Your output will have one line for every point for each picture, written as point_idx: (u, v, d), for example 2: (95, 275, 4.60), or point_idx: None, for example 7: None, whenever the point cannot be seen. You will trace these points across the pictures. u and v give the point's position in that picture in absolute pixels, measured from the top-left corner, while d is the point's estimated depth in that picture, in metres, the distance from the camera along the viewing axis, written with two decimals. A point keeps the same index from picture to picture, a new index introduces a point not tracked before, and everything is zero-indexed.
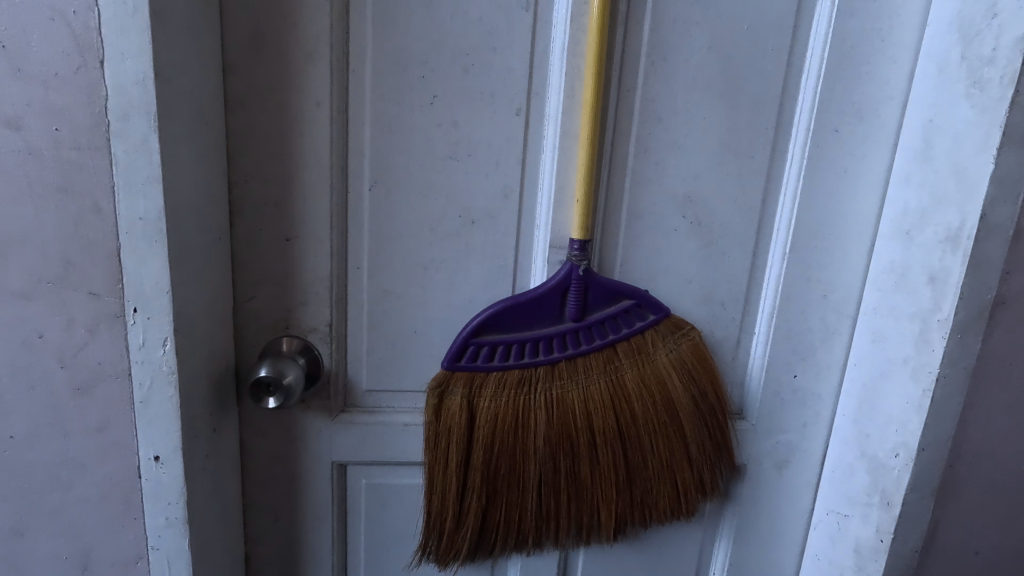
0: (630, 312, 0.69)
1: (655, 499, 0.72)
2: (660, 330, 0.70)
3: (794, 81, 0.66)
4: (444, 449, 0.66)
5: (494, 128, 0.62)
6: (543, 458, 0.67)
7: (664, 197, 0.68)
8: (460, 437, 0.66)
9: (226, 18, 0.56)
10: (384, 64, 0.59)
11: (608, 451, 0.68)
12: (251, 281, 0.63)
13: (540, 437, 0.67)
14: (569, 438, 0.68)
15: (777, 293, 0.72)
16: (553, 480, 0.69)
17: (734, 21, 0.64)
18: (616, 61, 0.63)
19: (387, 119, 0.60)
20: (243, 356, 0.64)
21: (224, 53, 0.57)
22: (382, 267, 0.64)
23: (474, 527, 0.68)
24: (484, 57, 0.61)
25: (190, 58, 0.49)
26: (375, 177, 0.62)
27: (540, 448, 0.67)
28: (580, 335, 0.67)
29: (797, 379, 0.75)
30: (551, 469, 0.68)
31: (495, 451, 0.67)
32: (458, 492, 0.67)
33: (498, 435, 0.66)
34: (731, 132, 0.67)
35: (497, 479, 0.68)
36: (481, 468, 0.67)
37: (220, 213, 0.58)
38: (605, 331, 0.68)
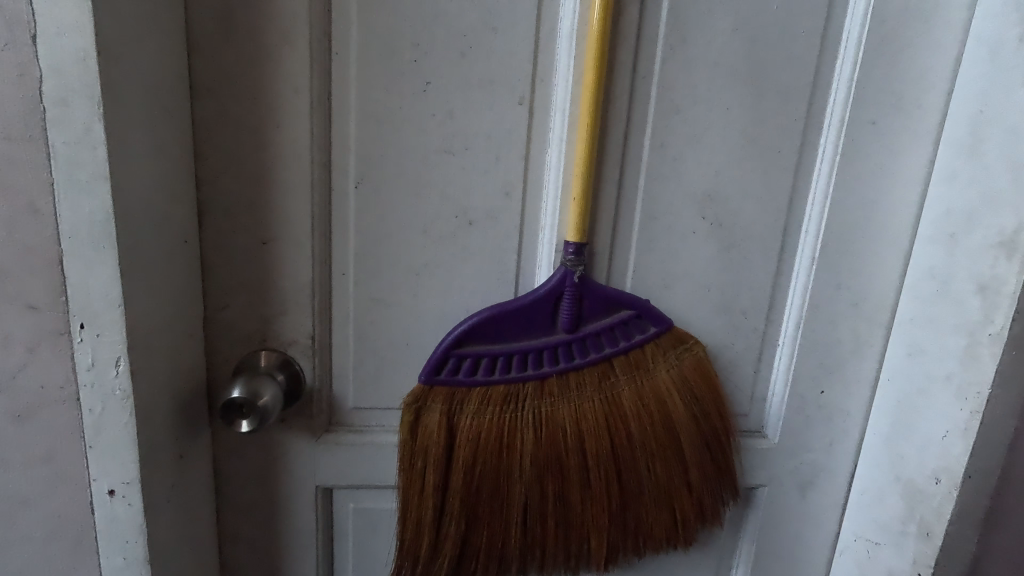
0: (628, 324, 0.63)
1: (651, 526, 0.66)
2: (660, 344, 0.64)
3: (827, 67, 0.60)
4: (420, 470, 0.60)
5: (494, 119, 0.56)
6: (528, 481, 0.61)
7: (682, 196, 0.62)
8: (438, 457, 0.60)
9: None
10: (370, 46, 0.52)
11: (599, 474, 0.62)
12: (224, 288, 0.56)
13: (526, 458, 0.61)
14: (558, 460, 0.62)
15: (805, 300, 0.66)
16: (539, 506, 0.62)
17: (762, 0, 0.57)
18: (630, 43, 0.56)
19: (374, 107, 0.54)
20: (215, 371, 0.58)
21: (190, 31, 0.50)
22: (370, 273, 0.58)
23: (451, 556, 0.62)
24: (484, 39, 0.54)
25: (145, 34, 0.42)
26: (361, 173, 0.55)
27: (525, 470, 0.61)
28: (573, 348, 0.61)
29: (824, 395, 0.69)
30: (537, 494, 0.62)
31: (476, 473, 0.61)
32: (434, 518, 0.61)
33: (480, 455, 0.60)
34: (756, 124, 0.60)
35: (477, 503, 0.62)
36: (460, 490, 0.61)
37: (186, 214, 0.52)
38: (600, 344, 0.62)
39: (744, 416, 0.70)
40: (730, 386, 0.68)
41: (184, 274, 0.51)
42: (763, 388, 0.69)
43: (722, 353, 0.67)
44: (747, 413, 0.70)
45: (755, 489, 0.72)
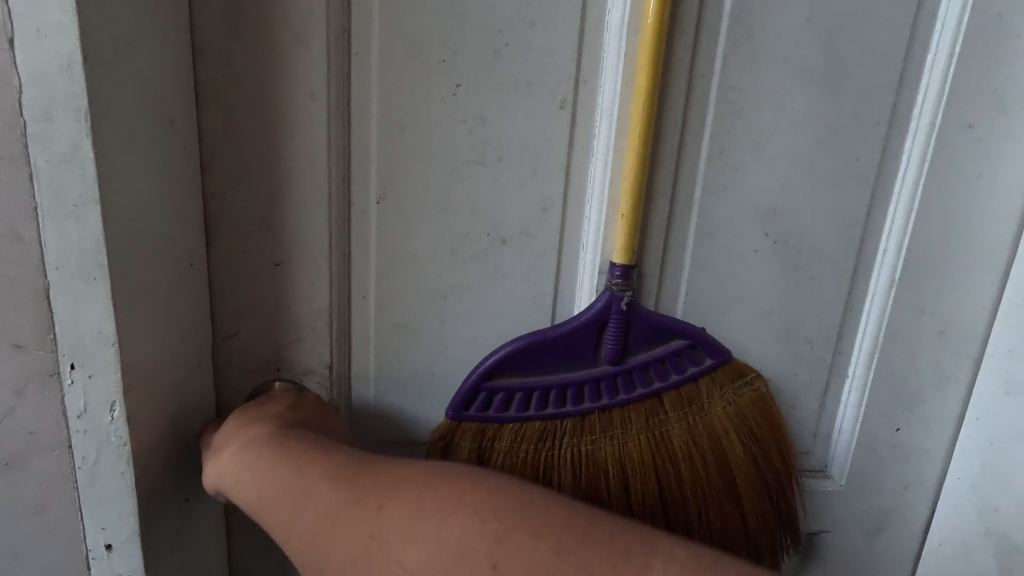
0: (680, 355, 0.56)
1: None
2: (716, 378, 0.57)
3: (916, 62, 0.52)
4: None
5: (532, 126, 0.50)
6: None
7: (741, 210, 0.55)
8: None
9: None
10: (394, 45, 0.47)
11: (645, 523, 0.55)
12: (235, 313, 0.51)
13: None
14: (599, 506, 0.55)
15: (881, 328, 0.58)
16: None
17: None
18: (688, 38, 0.49)
19: (399, 114, 0.48)
20: (226, 401, 0.53)
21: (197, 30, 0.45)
22: (394, 297, 0.53)
23: None
24: (521, 35, 0.48)
25: (141, 33, 0.37)
26: (384, 188, 0.50)
27: None
28: (617, 382, 0.55)
29: (899, 433, 0.61)
30: None
31: None
32: None
33: None
34: (829, 129, 0.53)
35: None
36: None
37: (193, 234, 0.47)
38: (648, 378, 0.55)
39: (807, 455, 0.62)
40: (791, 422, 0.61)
41: (189, 300, 0.46)
42: (829, 425, 0.61)
43: (783, 385, 0.60)
44: (810, 451, 0.62)
45: (817, 535, 0.64)
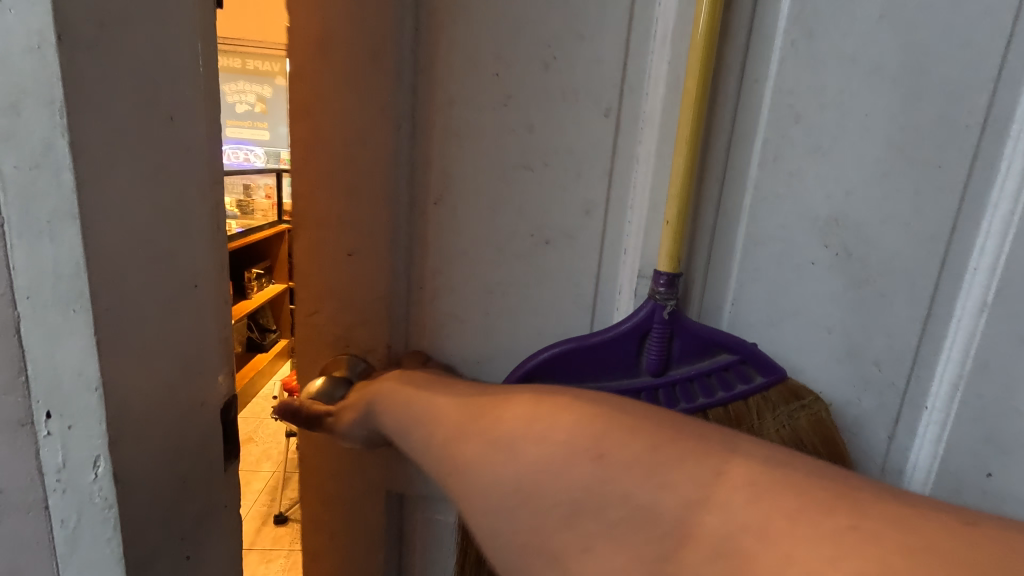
0: (729, 371, 0.54)
1: None
2: (768, 398, 0.54)
3: (1008, 62, 0.49)
4: None
5: (578, 133, 0.51)
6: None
7: (800, 220, 0.53)
8: None
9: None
10: (459, 58, 0.50)
11: None
12: (313, 296, 0.55)
13: None
14: None
15: (966, 350, 0.55)
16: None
17: None
18: (738, 42, 0.49)
19: (455, 124, 0.52)
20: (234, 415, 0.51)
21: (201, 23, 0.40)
22: (449, 289, 0.56)
23: None
24: (568, 47, 0.49)
25: (133, 23, 0.32)
26: (442, 190, 0.53)
27: None
28: (662, 394, 0.53)
29: (992, 478, 0.58)
30: None
31: None
32: None
33: None
34: (907, 131, 0.51)
35: None
36: None
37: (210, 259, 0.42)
38: (694, 392, 0.54)
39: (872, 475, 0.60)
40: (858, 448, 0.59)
41: (198, 323, 0.41)
42: (900, 455, 0.59)
43: (847, 409, 0.58)
44: (879, 474, 0.60)
45: None
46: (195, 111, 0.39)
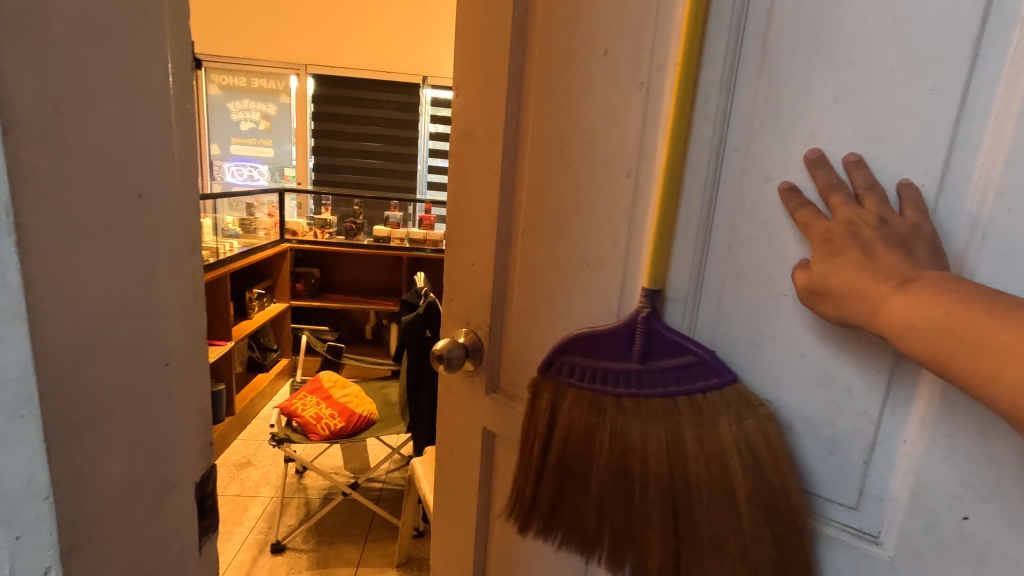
0: (694, 369, 0.61)
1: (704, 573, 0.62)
2: (723, 396, 0.59)
3: (968, 125, 0.46)
4: (530, 434, 0.72)
5: (607, 188, 0.67)
6: (606, 482, 0.65)
7: (768, 261, 0.58)
8: (540, 436, 0.70)
9: (179, 43, 0.39)
10: (540, 135, 0.73)
11: (660, 502, 0.62)
12: (450, 291, 0.88)
13: (601, 462, 0.65)
14: (625, 475, 0.63)
15: (928, 398, 0.51)
16: (616, 513, 0.65)
17: (870, 68, 0.49)
18: (712, 119, 0.58)
19: (545, 181, 0.73)
20: (213, 485, 0.48)
21: (179, 90, 0.39)
22: (529, 294, 0.78)
23: (541, 516, 0.72)
24: (605, 131, 0.66)
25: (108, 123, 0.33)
26: (528, 225, 0.76)
27: (601, 471, 0.65)
28: (642, 378, 0.63)
29: (966, 523, 0.50)
30: (612, 497, 0.65)
31: (565, 455, 0.68)
32: (534, 477, 0.72)
33: (568, 444, 0.67)
34: (864, 193, 0.51)
35: (568, 480, 0.69)
36: (553, 463, 0.69)
37: (186, 337, 0.42)
38: (666, 383, 0.62)
39: (840, 505, 0.58)
40: (826, 466, 0.58)
41: (170, 401, 0.40)
42: (882, 487, 0.55)
43: (819, 430, 0.57)
44: (856, 508, 0.57)
45: None
46: (172, 184, 0.38)
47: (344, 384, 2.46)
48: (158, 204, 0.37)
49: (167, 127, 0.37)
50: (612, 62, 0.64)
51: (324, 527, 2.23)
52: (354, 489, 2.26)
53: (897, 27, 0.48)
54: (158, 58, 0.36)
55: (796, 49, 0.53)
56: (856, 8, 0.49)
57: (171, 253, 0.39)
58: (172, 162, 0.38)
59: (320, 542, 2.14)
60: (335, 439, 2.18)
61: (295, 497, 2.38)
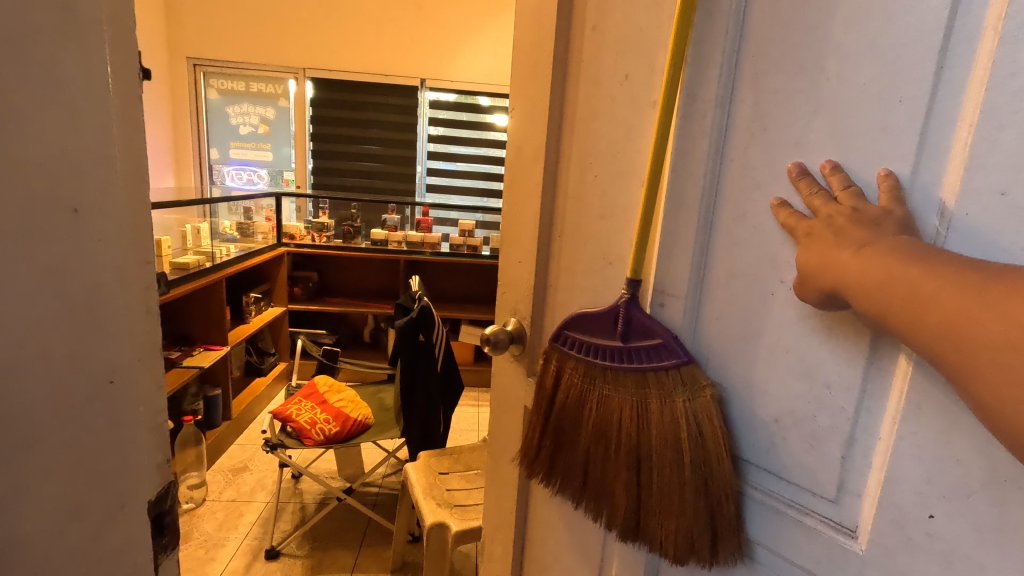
0: (658, 351, 0.67)
1: (657, 527, 0.69)
2: (680, 375, 0.66)
3: (936, 132, 0.48)
4: (542, 394, 0.82)
5: (624, 194, 0.74)
6: (590, 442, 0.74)
7: (760, 260, 0.61)
8: (548, 395, 0.80)
9: (121, 54, 0.38)
10: (577, 146, 0.81)
11: (627, 459, 0.69)
12: (506, 283, 0.96)
13: (588, 421, 0.73)
14: (604, 433, 0.72)
15: (901, 396, 0.52)
16: (597, 469, 0.73)
17: (846, 82, 0.53)
18: (708, 133, 0.63)
19: (578, 187, 0.81)
20: (172, 502, 0.48)
21: (122, 101, 0.38)
22: (564, 289, 0.85)
23: (541, 465, 0.81)
24: (621, 143, 0.73)
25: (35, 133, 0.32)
26: (565, 227, 0.84)
27: (586, 428, 0.74)
28: (619, 355, 0.70)
29: (932, 521, 0.50)
30: (595, 452, 0.73)
31: (563, 414, 0.77)
32: (539, 433, 0.81)
33: (565, 403, 0.77)
34: (841, 196, 0.53)
35: (564, 435, 0.78)
36: (553, 420, 0.79)
37: (139, 351, 0.42)
38: (635, 361, 0.69)
39: (817, 497, 0.59)
40: (807, 458, 0.59)
41: (112, 421, 0.39)
42: (856, 482, 0.56)
43: (802, 423, 0.59)
44: (836, 503, 0.58)
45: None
46: (116, 199, 0.38)
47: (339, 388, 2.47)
48: (98, 219, 0.37)
49: (107, 141, 0.37)
50: (630, 85, 0.71)
51: (319, 533, 2.21)
52: (349, 495, 2.24)
53: (869, 45, 0.51)
54: (94, 71, 0.35)
55: (777, 68, 0.58)
56: (832, 29, 0.53)
57: (117, 269, 0.38)
58: (115, 177, 0.38)
59: (314, 549, 2.12)
60: (329, 444, 2.15)
61: (290, 502, 2.37)
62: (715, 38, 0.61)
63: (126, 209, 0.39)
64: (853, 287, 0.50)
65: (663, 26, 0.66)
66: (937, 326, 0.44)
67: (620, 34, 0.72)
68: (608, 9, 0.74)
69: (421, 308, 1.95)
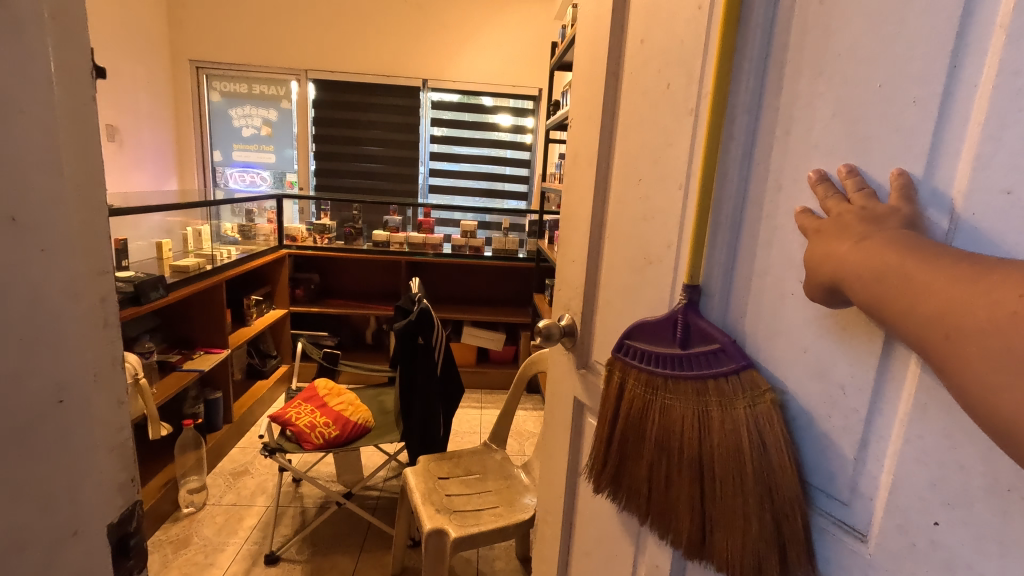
0: (719, 356, 0.64)
1: (723, 543, 0.64)
2: (741, 381, 0.61)
3: (947, 128, 0.45)
4: (606, 405, 0.78)
5: (659, 196, 0.73)
6: (653, 455, 0.70)
7: (783, 261, 0.59)
8: (612, 406, 0.77)
9: (67, 52, 0.36)
10: (626, 152, 0.81)
11: (691, 472, 0.65)
12: (563, 283, 0.99)
13: (651, 433, 0.69)
14: (668, 445, 0.68)
15: (909, 398, 0.49)
16: (661, 484, 0.70)
17: (863, 81, 0.50)
18: (738, 138, 0.63)
19: (621, 191, 0.81)
20: (138, 523, 0.46)
21: (70, 104, 0.36)
22: (609, 291, 0.85)
23: (609, 478, 0.78)
24: (655, 147, 0.74)
25: None
26: (610, 231, 0.84)
27: (649, 440, 0.70)
28: (679, 362, 0.67)
29: (937, 529, 0.47)
30: (660, 465, 0.69)
31: (626, 425, 0.74)
32: (605, 444, 0.78)
33: (627, 414, 0.73)
34: (854, 198, 0.51)
35: (628, 448, 0.74)
36: (616, 431, 0.75)
37: (93, 364, 0.39)
38: (697, 367, 0.65)
39: (829, 498, 0.57)
40: (825, 461, 0.57)
41: (62, 443, 0.37)
42: (868, 485, 0.53)
43: (817, 424, 0.57)
44: (847, 504, 0.55)
45: None
46: (63, 207, 0.36)
47: (339, 392, 2.43)
48: (43, 230, 0.34)
49: (53, 145, 0.34)
50: (671, 93, 0.70)
51: (319, 537, 2.18)
52: (347, 499, 2.23)
53: (885, 43, 0.49)
54: (34, 70, 0.33)
55: (800, 72, 0.56)
56: (853, 29, 0.51)
57: (66, 283, 0.36)
58: (59, 184, 0.35)
59: (314, 554, 2.09)
60: (328, 447, 2.13)
61: (290, 506, 2.35)
62: (747, 47, 0.61)
63: (78, 219, 0.37)
64: (852, 278, 0.49)
65: (703, 36, 0.65)
66: (935, 323, 0.42)
67: (664, 44, 0.72)
68: (656, 22, 0.73)
69: (420, 309, 1.93)
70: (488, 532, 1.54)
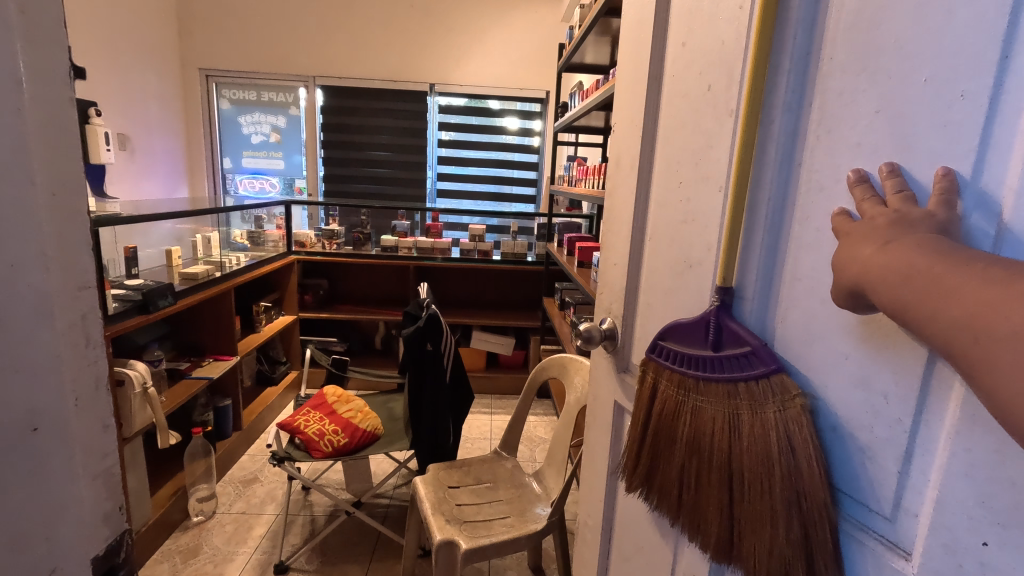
0: (750, 359, 0.60)
1: (751, 551, 0.61)
2: (772, 385, 0.58)
3: (1000, 124, 0.41)
4: (637, 407, 0.75)
5: (697, 199, 0.70)
6: (684, 455, 0.66)
7: (822, 264, 0.56)
8: (643, 407, 0.73)
9: (41, 53, 0.33)
10: (665, 155, 0.77)
11: (721, 475, 0.62)
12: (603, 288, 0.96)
13: (682, 435, 0.66)
14: (699, 448, 0.64)
15: (955, 409, 0.45)
16: (691, 485, 0.66)
17: (908, 75, 0.47)
18: (774, 138, 0.59)
19: (661, 195, 0.78)
20: (127, 553, 0.43)
21: (44, 118, 0.33)
22: (648, 296, 0.82)
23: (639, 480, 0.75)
24: (694, 148, 0.70)
25: None
26: (651, 234, 0.81)
27: (679, 442, 0.67)
28: (710, 363, 0.64)
29: (985, 552, 0.43)
30: (691, 468, 0.66)
31: (658, 428, 0.70)
32: (636, 446, 0.75)
33: (659, 417, 0.70)
34: (892, 201, 0.47)
35: (659, 451, 0.71)
36: (648, 433, 0.72)
37: (71, 390, 0.36)
38: (726, 368, 0.62)
39: (872, 512, 0.53)
40: (866, 471, 0.53)
41: (36, 476, 0.34)
42: (912, 500, 0.49)
43: (856, 431, 0.53)
44: (891, 520, 0.51)
45: None
46: (31, 218, 0.33)
47: (348, 399, 2.39)
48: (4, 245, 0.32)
49: (20, 154, 0.32)
50: (712, 95, 0.67)
51: (328, 547, 2.15)
52: (356, 507, 2.20)
53: (933, 33, 0.45)
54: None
55: (842, 69, 0.52)
56: (898, 20, 0.47)
57: (36, 302, 0.33)
58: (24, 204, 0.32)
59: (323, 564, 2.06)
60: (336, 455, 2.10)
61: (299, 515, 2.32)
62: (787, 45, 0.57)
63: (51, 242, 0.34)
64: (882, 286, 0.45)
65: (743, 35, 0.62)
66: (970, 334, 0.38)
67: (704, 46, 0.68)
68: (696, 21, 0.70)
69: (427, 315, 1.90)
70: (499, 543, 1.50)
